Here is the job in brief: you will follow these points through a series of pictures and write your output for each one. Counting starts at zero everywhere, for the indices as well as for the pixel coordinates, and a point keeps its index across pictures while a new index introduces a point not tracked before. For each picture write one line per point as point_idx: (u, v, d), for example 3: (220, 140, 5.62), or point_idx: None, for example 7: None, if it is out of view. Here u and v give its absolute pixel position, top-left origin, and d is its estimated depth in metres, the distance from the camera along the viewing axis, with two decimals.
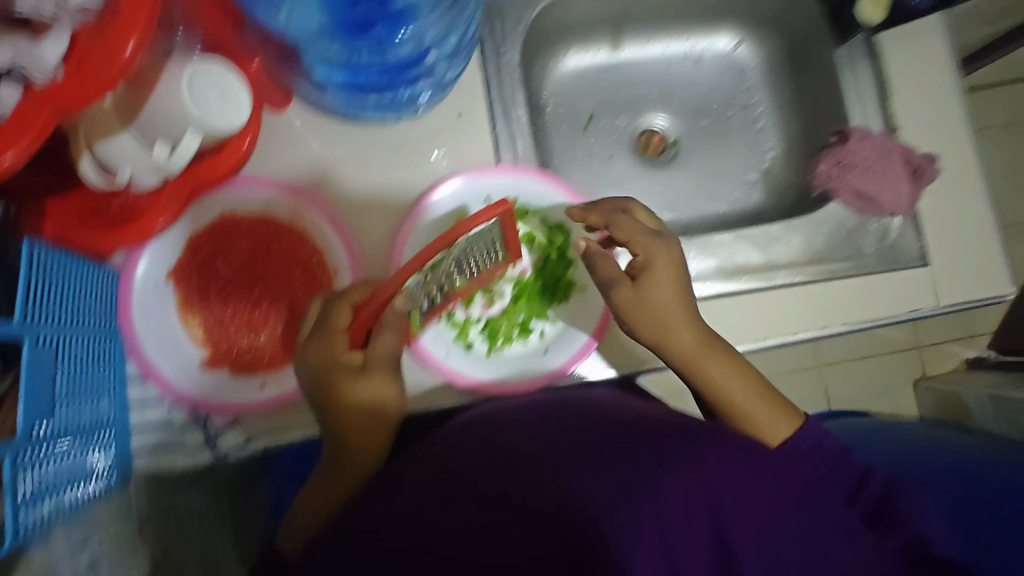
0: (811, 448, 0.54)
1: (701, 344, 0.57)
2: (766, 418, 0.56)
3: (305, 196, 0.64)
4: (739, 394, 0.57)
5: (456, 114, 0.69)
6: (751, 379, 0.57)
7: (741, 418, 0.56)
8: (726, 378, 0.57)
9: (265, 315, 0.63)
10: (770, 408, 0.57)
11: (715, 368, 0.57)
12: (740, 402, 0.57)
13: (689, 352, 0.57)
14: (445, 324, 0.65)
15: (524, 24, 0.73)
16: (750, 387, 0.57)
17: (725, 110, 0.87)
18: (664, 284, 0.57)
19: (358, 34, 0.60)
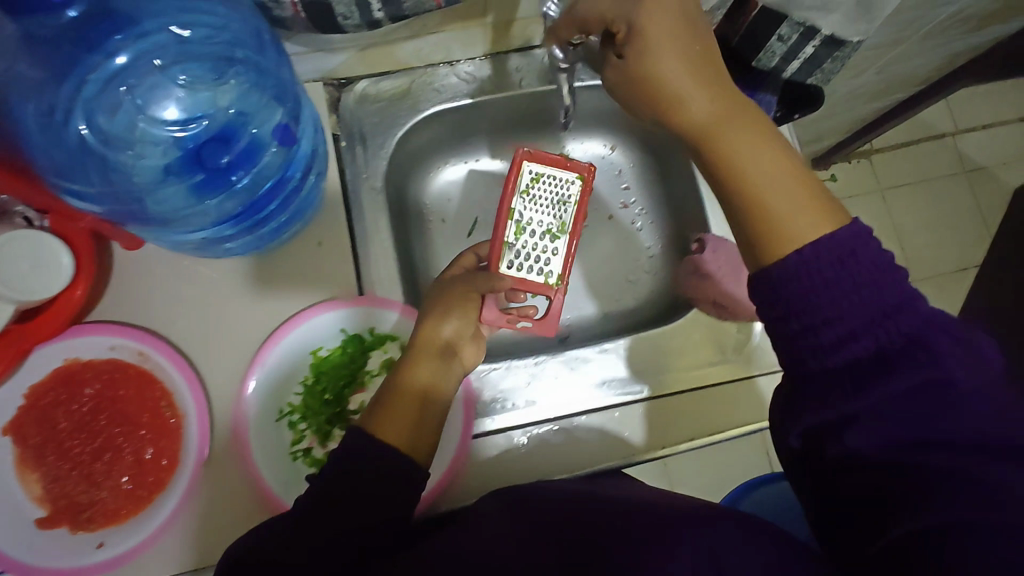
0: (839, 259, 0.44)
1: (722, 121, 0.49)
2: (789, 212, 0.46)
3: (151, 340, 0.63)
4: (767, 182, 0.47)
5: (316, 243, 0.69)
6: (775, 155, 0.48)
7: (763, 222, 0.47)
8: (759, 163, 0.48)
9: (108, 466, 0.61)
10: (806, 208, 0.46)
11: (741, 143, 0.48)
12: (764, 193, 0.47)
13: (707, 130, 0.49)
14: (302, 462, 0.64)
15: (387, 150, 0.74)
16: (785, 181, 0.47)
17: (607, 211, 0.87)
18: (664, 21, 0.49)
19: (211, 183, 0.60)
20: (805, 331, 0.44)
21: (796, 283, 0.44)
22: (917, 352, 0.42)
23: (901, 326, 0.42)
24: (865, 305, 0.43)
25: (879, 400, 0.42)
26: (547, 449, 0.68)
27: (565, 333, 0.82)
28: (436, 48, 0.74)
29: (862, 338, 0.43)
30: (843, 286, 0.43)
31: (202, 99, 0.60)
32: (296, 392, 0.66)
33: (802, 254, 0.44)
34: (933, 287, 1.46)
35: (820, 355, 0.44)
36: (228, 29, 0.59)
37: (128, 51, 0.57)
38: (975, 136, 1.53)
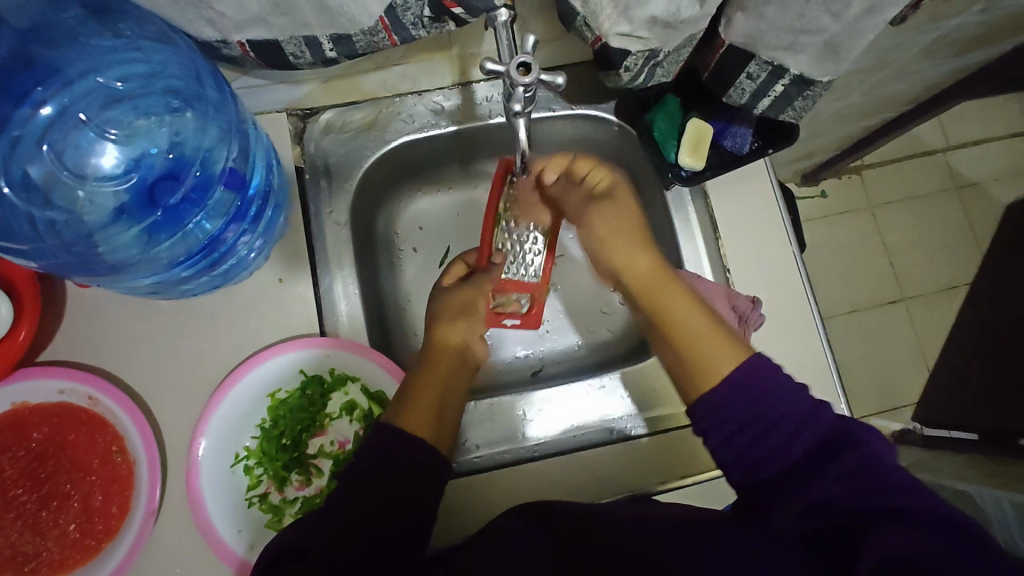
0: (751, 380, 0.53)
1: (656, 272, 0.62)
2: (712, 354, 0.57)
3: (99, 384, 0.60)
4: (690, 328, 0.59)
5: (277, 280, 0.67)
6: (695, 309, 0.60)
7: (692, 359, 0.58)
8: (682, 310, 0.60)
9: (56, 515, 0.59)
10: (721, 345, 0.57)
11: (669, 297, 0.61)
12: (693, 340, 0.58)
13: (645, 282, 0.62)
14: (258, 509, 0.62)
15: (352, 183, 0.72)
16: (705, 331, 0.58)
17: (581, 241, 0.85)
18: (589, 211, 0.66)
19: (161, 224, 0.57)
20: (749, 440, 0.51)
21: (733, 403, 0.52)
22: (844, 439, 0.49)
23: (822, 419, 0.50)
24: (788, 406, 0.51)
25: (829, 488, 0.47)
26: (517, 489, 0.67)
27: (537, 366, 0.80)
28: (403, 78, 0.72)
29: (795, 436, 0.50)
30: (761, 404, 0.52)
31: (143, 141, 0.57)
32: (251, 436, 0.63)
33: (730, 382, 0.53)
34: (922, 308, 1.35)
35: (764, 460, 0.50)
36: (164, 68, 0.55)
37: (57, 102, 0.54)
38: (968, 155, 1.40)
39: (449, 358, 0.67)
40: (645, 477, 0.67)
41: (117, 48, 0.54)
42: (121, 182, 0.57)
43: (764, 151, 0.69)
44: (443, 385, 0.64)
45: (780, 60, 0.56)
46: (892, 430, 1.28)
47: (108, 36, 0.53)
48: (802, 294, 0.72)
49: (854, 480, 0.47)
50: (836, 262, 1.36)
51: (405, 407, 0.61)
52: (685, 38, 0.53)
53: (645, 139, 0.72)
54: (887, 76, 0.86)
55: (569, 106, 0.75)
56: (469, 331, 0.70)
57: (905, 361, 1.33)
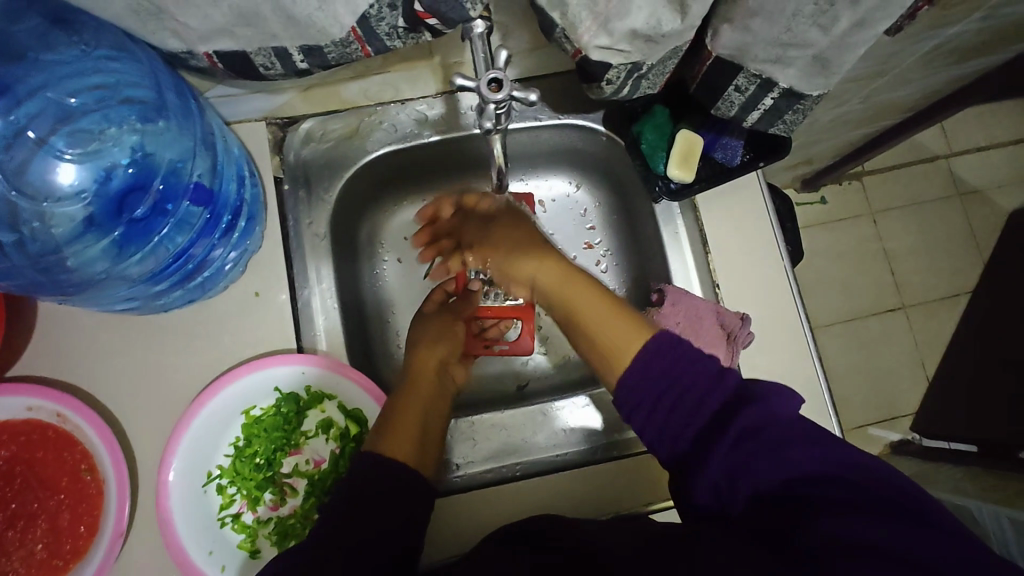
0: (662, 350, 0.53)
1: (561, 276, 0.62)
2: (617, 334, 0.57)
3: (67, 401, 0.59)
4: (596, 318, 0.59)
5: (253, 294, 0.65)
6: (596, 293, 0.60)
7: (605, 347, 0.57)
8: (588, 302, 0.60)
9: (23, 534, 0.58)
10: (627, 328, 0.57)
11: (581, 295, 0.60)
12: (599, 321, 0.58)
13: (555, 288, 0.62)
14: (230, 529, 0.61)
15: (333, 194, 0.71)
16: (603, 314, 0.58)
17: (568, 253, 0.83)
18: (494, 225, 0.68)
19: (131, 237, 0.56)
20: (663, 415, 0.51)
21: (643, 379, 0.53)
22: (748, 398, 0.49)
23: (727, 385, 0.51)
24: (694, 373, 0.51)
25: (735, 447, 0.47)
26: (500, 509, 0.64)
27: (524, 381, 0.79)
28: (384, 86, 0.69)
29: (703, 399, 0.50)
30: (663, 380, 0.52)
31: (104, 155, 0.55)
32: (224, 454, 0.62)
33: (636, 367, 0.53)
34: (923, 316, 1.32)
35: (679, 434, 0.50)
36: (121, 78, 0.54)
37: (7, 121, 0.52)
38: (969, 161, 1.37)
39: (428, 372, 0.67)
40: (632, 499, 0.64)
41: (68, 62, 0.52)
42: (84, 197, 0.55)
43: (755, 164, 0.67)
44: (425, 407, 0.63)
45: (767, 73, 0.54)
46: (889, 441, 1.26)
47: (59, 51, 0.52)
48: (795, 311, 0.69)
49: (753, 436, 0.46)
50: (835, 270, 1.33)
51: (387, 435, 0.59)
52: (669, 51, 0.52)
53: (632, 151, 0.70)
54: (885, 83, 0.83)
55: (555, 116, 0.73)
56: (449, 352, 0.70)
57: (906, 370, 1.29)
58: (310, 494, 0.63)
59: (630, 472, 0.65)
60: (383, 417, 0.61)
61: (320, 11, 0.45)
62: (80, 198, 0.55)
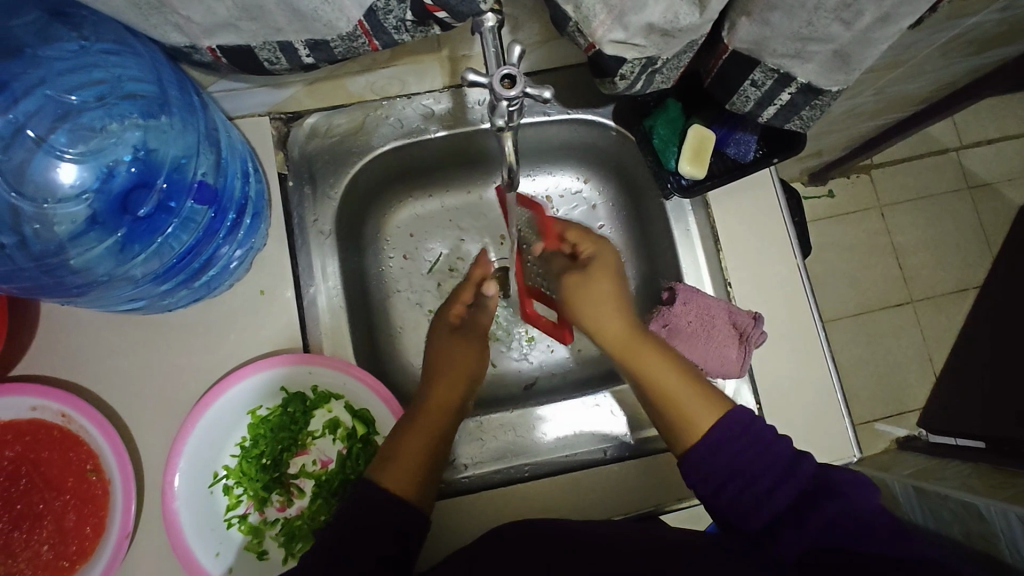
0: (734, 432, 0.53)
1: (630, 337, 0.61)
2: (692, 407, 0.56)
3: (72, 401, 0.58)
4: (666, 382, 0.58)
5: (259, 292, 0.64)
6: (666, 359, 0.59)
7: (676, 414, 0.57)
8: (658, 370, 0.59)
9: (28, 536, 0.58)
10: (701, 402, 0.57)
11: (648, 360, 0.59)
12: (673, 393, 0.57)
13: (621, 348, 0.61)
14: (237, 530, 0.60)
15: (338, 191, 0.69)
16: (672, 381, 0.58)
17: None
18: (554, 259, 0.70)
19: (134, 236, 0.55)
20: (736, 492, 0.51)
21: (718, 458, 0.52)
22: (826, 485, 0.49)
23: (805, 470, 0.51)
24: (768, 457, 0.51)
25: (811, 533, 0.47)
26: (510, 509, 0.63)
27: (532, 378, 0.78)
28: (391, 80, 0.68)
29: (775, 487, 0.50)
30: (740, 455, 0.52)
31: (106, 151, 0.54)
32: (231, 454, 0.62)
33: (715, 435, 0.53)
34: (931, 311, 1.30)
35: (750, 511, 0.50)
36: (122, 72, 0.52)
37: (6, 120, 0.51)
38: (979, 154, 1.35)
39: (448, 404, 0.64)
40: (644, 497, 0.64)
41: (67, 57, 0.51)
42: (86, 195, 0.54)
43: (768, 159, 0.66)
44: (434, 439, 0.60)
45: (785, 67, 0.52)
46: (896, 436, 1.25)
47: (56, 45, 0.50)
48: (808, 310, 0.68)
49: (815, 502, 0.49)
50: (844, 264, 1.32)
51: (391, 466, 0.57)
52: (686, 44, 0.50)
53: (644, 147, 0.69)
54: (900, 74, 0.81)
55: (564, 111, 0.72)
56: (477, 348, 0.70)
57: (914, 365, 1.29)
58: (318, 495, 0.62)
59: (639, 471, 0.65)
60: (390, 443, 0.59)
61: (326, 5, 0.43)
62: (83, 195, 0.54)
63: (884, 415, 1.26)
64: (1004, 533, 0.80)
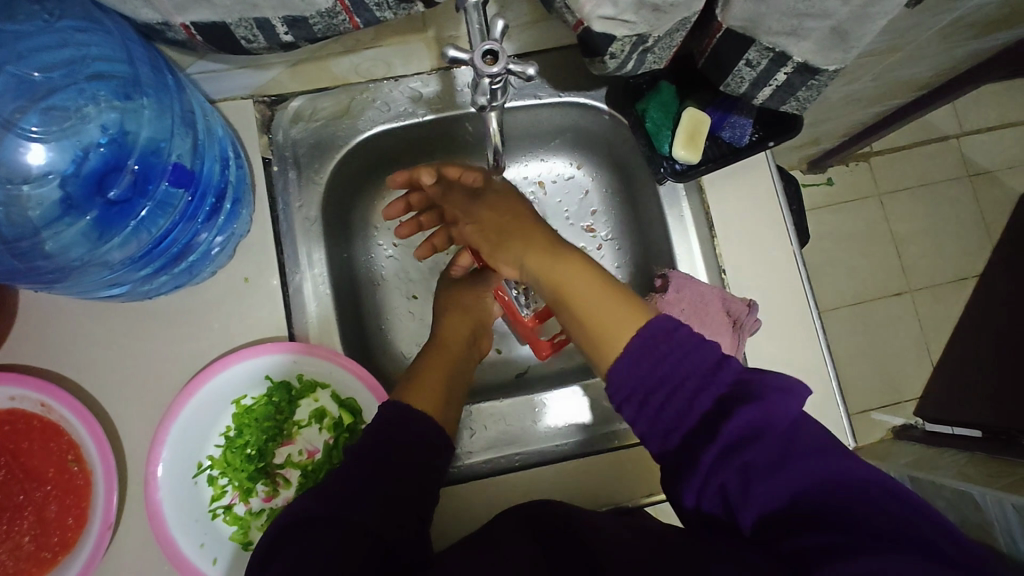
0: (655, 342, 0.49)
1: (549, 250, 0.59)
2: (611, 323, 0.53)
3: (52, 390, 0.57)
4: (587, 295, 0.55)
5: (243, 279, 0.63)
6: (588, 272, 0.57)
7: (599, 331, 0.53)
8: (580, 286, 0.56)
9: (9, 527, 0.57)
10: (622, 310, 0.53)
11: (569, 274, 0.57)
12: (588, 306, 0.55)
13: (543, 260, 0.59)
14: (223, 521, 0.59)
15: (324, 176, 0.68)
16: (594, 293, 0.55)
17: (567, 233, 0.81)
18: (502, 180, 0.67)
19: (108, 220, 0.54)
20: (657, 406, 0.47)
21: (637, 369, 0.49)
22: (746, 395, 0.45)
23: (725, 378, 0.46)
24: (687, 365, 0.47)
25: (724, 462, 0.43)
26: (501, 498, 0.63)
27: (525, 367, 0.78)
28: (376, 62, 0.66)
29: (695, 396, 0.46)
30: (658, 365, 0.48)
31: (79, 133, 0.52)
32: (215, 445, 0.60)
33: (636, 344, 0.50)
34: (929, 299, 1.29)
35: (667, 432, 0.47)
36: (89, 51, 0.51)
37: None
38: (980, 141, 1.33)
39: (459, 333, 0.69)
40: (636, 485, 0.63)
41: (33, 34, 0.50)
42: (59, 177, 0.53)
43: (764, 143, 0.64)
44: (450, 368, 0.65)
45: (780, 46, 0.51)
46: (891, 425, 1.25)
47: (20, 21, 0.49)
48: (803, 297, 0.67)
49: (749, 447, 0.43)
50: (841, 252, 1.30)
51: (413, 389, 0.61)
52: (677, 22, 0.48)
53: (637, 131, 0.67)
54: (901, 58, 0.79)
55: (556, 93, 0.70)
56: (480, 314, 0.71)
57: (910, 354, 1.28)
58: (304, 485, 0.61)
59: (630, 463, 0.64)
60: (413, 372, 0.63)
61: None
62: (55, 178, 0.53)
63: (880, 403, 1.26)
64: (1000, 521, 0.82)
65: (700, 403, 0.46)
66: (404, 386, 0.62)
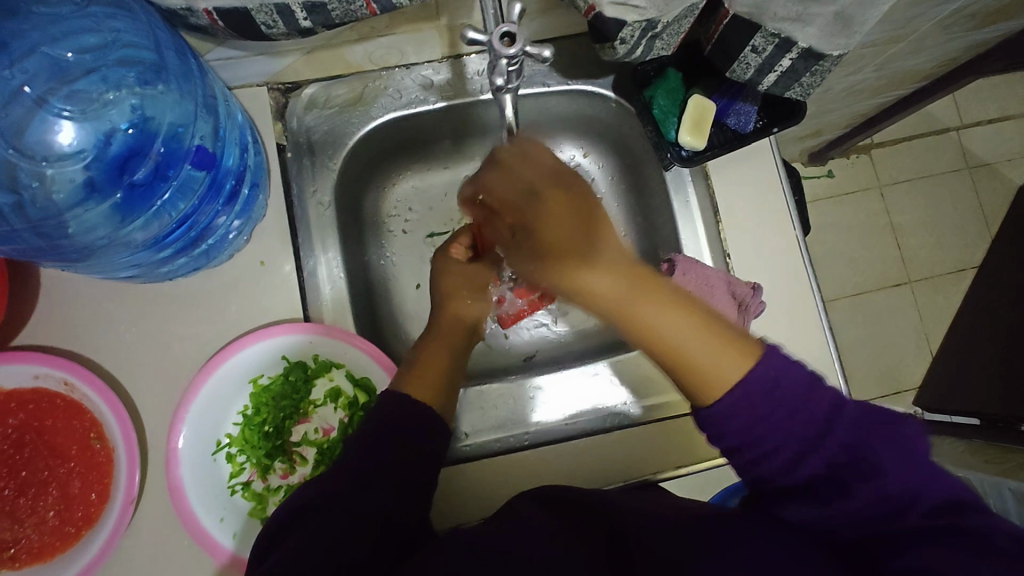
0: (756, 391, 0.44)
1: (623, 292, 0.47)
2: (706, 362, 0.45)
3: (75, 369, 0.59)
4: (667, 327, 0.47)
5: (259, 263, 0.64)
6: (662, 301, 0.47)
7: (692, 371, 0.46)
8: (652, 314, 0.47)
9: (34, 502, 0.58)
10: (719, 346, 0.45)
11: (647, 309, 0.47)
12: (674, 342, 0.47)
13: (612, 302, 0.48)
14: (241, 497, 0.61)
15: (337, 162, 0.69)
16: (688, 325, 0.47)
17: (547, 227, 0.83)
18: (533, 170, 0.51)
19: (131, 202, 0.55)
20: (763, 456, 0.44)
21: (735, 417, 0.44)
22: (864, 471, 0.42)
23: (836, 441, 0.43)
24: (796, 427, 0.43)
25: (840, 502, 0.42)
26: (511, 477, 0.64)
27: (531, 351, 0.79)
28: (389, 50, 0.68)
29: (811, 449, 0.43)
30: (764, 419, 0.44)
31: (103, 118, 0.54)
32: (233, 423, 0.62)
33: (735, 395, 0.44)
34: (929, 291, 1.31)
35: (776, 475, 0.44)
36: (119, 36, 0.53)
37: (4, 79, 0.51)
38: (980, 133, 1.34)
39: (459, 323, 0.68)
40: (644, 464, 0.65)
41: (68, 15, 0.51)
42: (84, 159, 0.54)
43: (769, 129, 0.66)
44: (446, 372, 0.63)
45: (786, 32, 0.52)
46: None
47: (53, 4, 0.51)
48: (806, 282, 0.69)
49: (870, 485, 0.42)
50: (842, 243, 1.32)
51: (410, 380, 0.60)
52: (686, 7, 0.50)
53: (644, 118, 0.69)
54: (902, 49, 0.81)
55: (564, 81, 0.72)
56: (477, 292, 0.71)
57: (909, 343, 1.29)
58: (319, 462, 0.63)
59: (636, 440, 0.66)
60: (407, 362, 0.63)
61: None
62: (80, 161, 0.54)
63: (881, 393, 1.27)
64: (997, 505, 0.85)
65: (819, 455, 0.43)
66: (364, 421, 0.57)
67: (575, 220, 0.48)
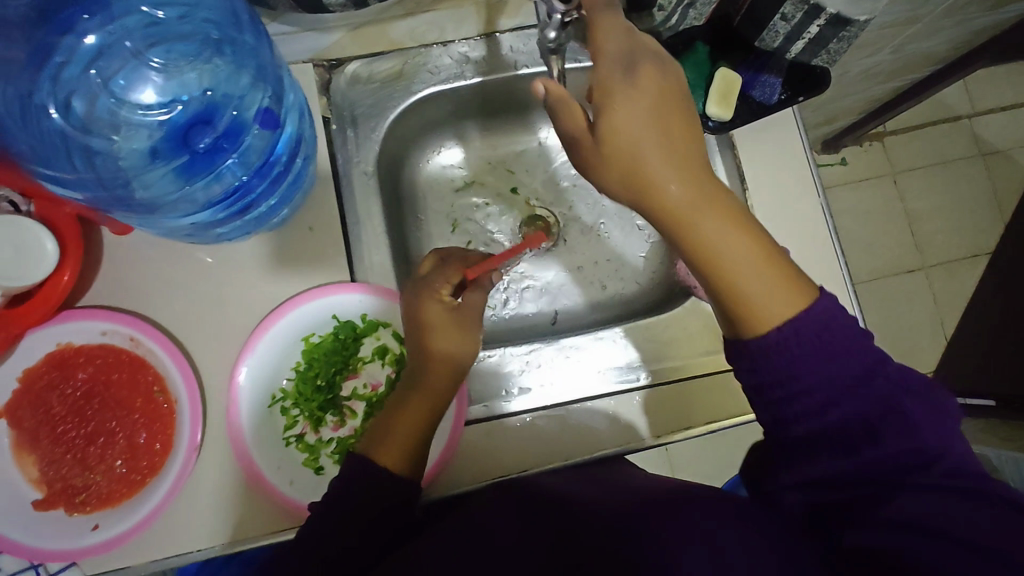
0: (816, 322, 0.47)
1: (695, 205, 0.48)
2: (763, 292, 0.47)
3: (141, 326, 0.62)
4: (738, 260, 0.48)
5: (308, 229, 0.67)
6: (736, 236, 0.48)
7: (743, 306, 0.48)
8: (723, 240, 0.48)
9: (102, 451, 0.62)
10: (782, 286, 0.48)
11: (712, 233, 0.48)
12: (736, 275, 0.48)
13: (684, 209, 0.48)
14: (296, 448, 0.64)
15: (380, 132, 0.72)
16: (750, 255, 0.48)
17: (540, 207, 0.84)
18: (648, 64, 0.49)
19: (193, 165, 0.59)
20: (795, 398, 0.46)
21: (785, 344, 0.47)
22: (892, 427, 0.45)
23: (871, 392, 0.46)
24: (838, 373, 0.46)
25: (857, 463, 0.45)
26: (550, 432, 0.67)
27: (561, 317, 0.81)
28: (430, 27, 0.72)
29: (836, 405, 0.46)
30: (804, 365, 0.46)
31: (181, 83, 0.60)
32: (287, 378, 0.65)
33: (786, 329, 0.47)
34: (943, 275, 1.33)
35: (798, 422, 0.47)
36: (201, 12, 0.59)
37: (106, 33, 0.58)
38: (992, 120, 1.36)
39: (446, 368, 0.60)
40: (675, 421, 0.68)
41: None
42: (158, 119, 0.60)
43: (794, 99, 0.68)
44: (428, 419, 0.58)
45: None
46: None
47: None
48: (831, 248, 0.71)
49: (893, 450, 0.45)
50: (856, 228, 1.34)
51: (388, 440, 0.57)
52: None
53: None
54: (919, 30, 0.84)
55: None
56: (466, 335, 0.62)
57: (924, 328, 1.31)
58: (370, 414, 0.67)
59: (666, 400, 0.69)
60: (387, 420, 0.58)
61: None
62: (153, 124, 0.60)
63: None
64: None
65: (846, 410, 0.46)
66: (387, 411, 0.59)
67: (660, 111, 0.48)
